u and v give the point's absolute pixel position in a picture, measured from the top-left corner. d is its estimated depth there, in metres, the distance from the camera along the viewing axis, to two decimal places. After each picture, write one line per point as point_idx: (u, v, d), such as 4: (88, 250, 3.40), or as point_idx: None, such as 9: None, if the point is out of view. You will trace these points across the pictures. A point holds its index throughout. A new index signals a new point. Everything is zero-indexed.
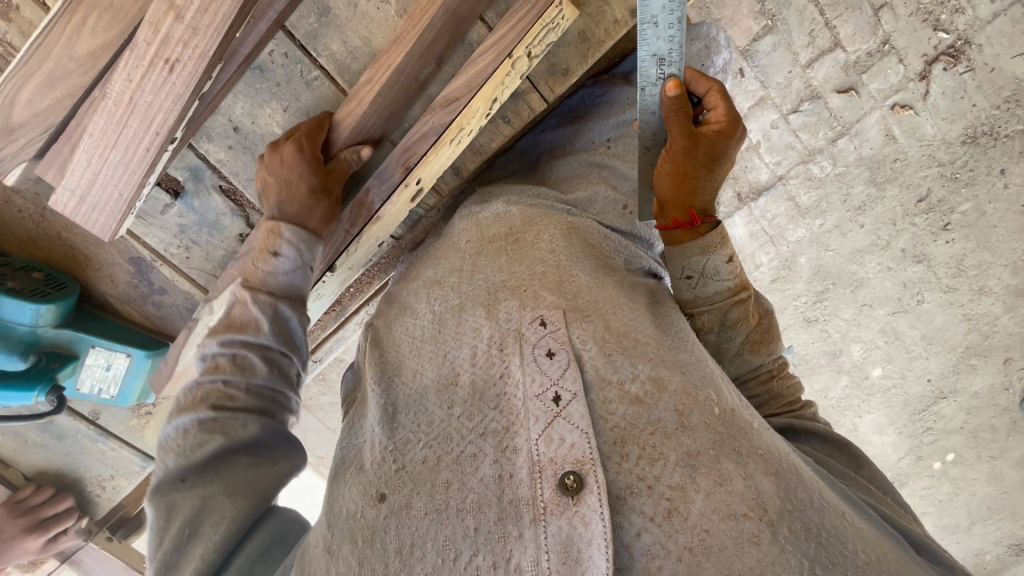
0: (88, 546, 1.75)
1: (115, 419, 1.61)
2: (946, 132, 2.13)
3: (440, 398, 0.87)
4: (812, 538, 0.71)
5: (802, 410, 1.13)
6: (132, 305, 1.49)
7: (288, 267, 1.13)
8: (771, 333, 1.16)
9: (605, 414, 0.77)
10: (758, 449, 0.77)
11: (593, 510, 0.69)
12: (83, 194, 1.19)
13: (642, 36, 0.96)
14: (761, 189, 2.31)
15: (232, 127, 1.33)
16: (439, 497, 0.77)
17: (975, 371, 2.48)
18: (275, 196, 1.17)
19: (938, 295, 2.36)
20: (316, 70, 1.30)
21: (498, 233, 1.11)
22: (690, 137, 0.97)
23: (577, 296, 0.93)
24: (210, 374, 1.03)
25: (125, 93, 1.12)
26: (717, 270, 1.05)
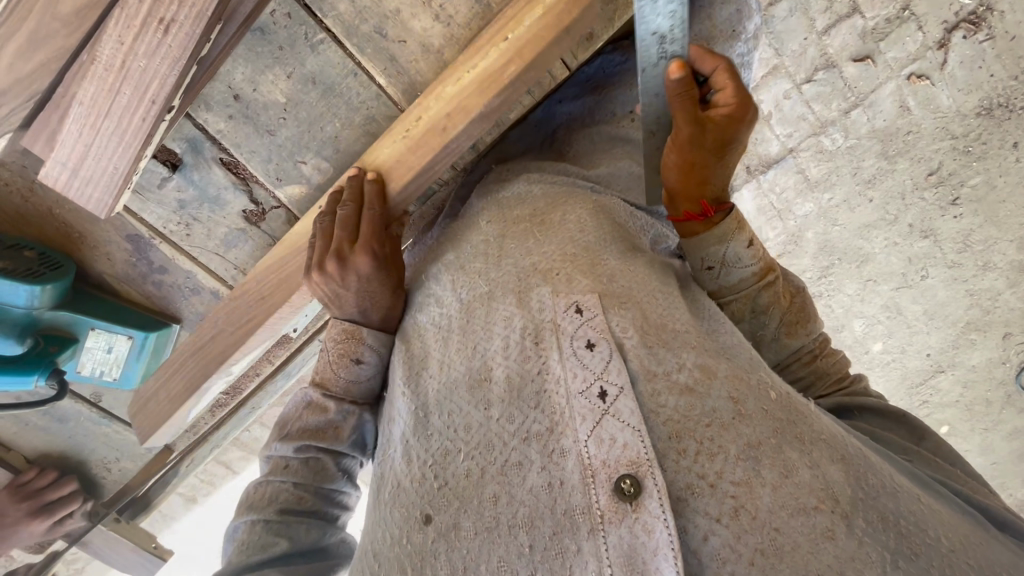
0: (97, 529, 1.71)
1: (118, 401, 1.57)
2: (960, 104, 2.05)
3: (474, 396, 0.82)
4: (890, 528, 0.66)
5: (853, 385, 1.08)
6: (132, 285, 1.42)
7: (366, 373, 1.06)
8: (806, 310, 1.11)
9: (655, 408, 0.73)
10: (820, 435, 0.74)
11: (655, 516, 0.65)
12: (76, 167, 1.11)
13: (641, 14, 0.84)
14: (771, 162, 2.24)
15: (232, 95, 1.24)
16: (487, 514, 0.73)
17: (974, 345, 2.48)
18: (355, 305, 1.06)
19: (942, 270, 2.33)
20: (321, 33, 1.20)
21: (522, 214, 1.05)
22: (697, 124, 0.90)
23: (613, 279, 0.88)
24: (282, 475, 1.01)
25: (116, 57, 1.03)
26: (739, 257, 1.00)
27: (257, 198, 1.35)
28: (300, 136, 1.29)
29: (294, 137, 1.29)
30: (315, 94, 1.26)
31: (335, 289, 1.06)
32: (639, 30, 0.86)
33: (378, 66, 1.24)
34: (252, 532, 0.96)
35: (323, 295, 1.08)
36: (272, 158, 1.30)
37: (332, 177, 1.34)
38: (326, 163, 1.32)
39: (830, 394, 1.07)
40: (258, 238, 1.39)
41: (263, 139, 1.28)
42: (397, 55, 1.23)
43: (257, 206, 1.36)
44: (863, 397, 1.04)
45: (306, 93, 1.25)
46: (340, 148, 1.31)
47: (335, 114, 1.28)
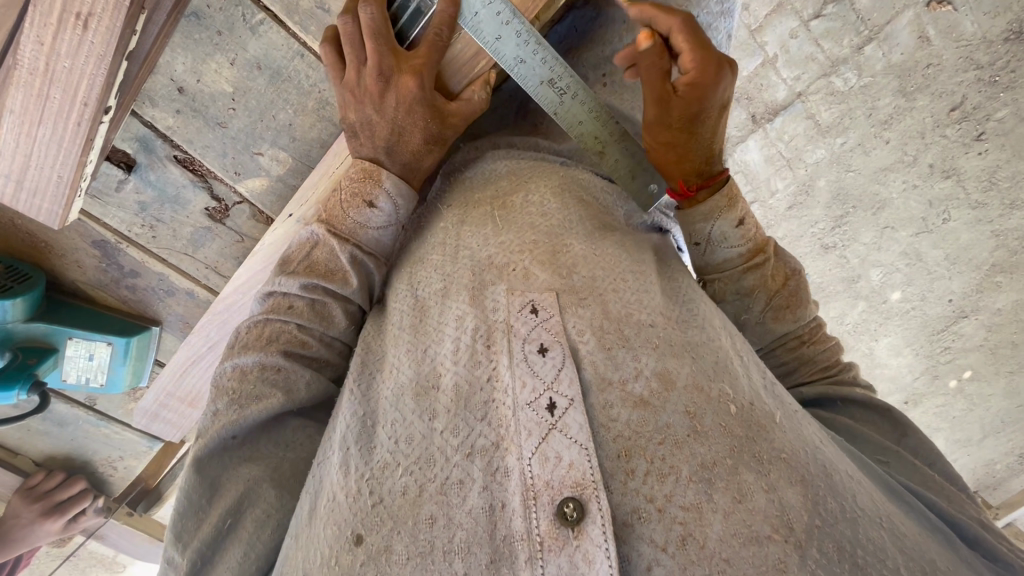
0: (111, 523, 1.79)
1: (112, 404, 1.58)
2: (986, 29, 1.89)
3: (419, 405, 0.79)
4: (846, 560, 0.65)
5: (840, 374, 1.02)
6: (106, 291, 1.40)
7: (380, 222, 0.96)
8: (797, 294, 1.02)
9: (606, 422, 0.71)
10: (781, 452, 0.72)
11: (597, 545, 0.63)
12: (20, 178, 1.08)
13: (521, 76, 1.03)
14: (778, 109, 2.11)
15: (176, 87, 1.17)
16: (422, 538, 0.69)
17: (999, 289, 2.33)
18: (387, 136, 0.98)
19: (966, 212, 2.18)
20: (260, 13, 1.13)
21: (482, 197, 0.98)
22: (661, 99, 0.96)
23: (573, 272, 0.84)
24: (285, 315, 0.91)
25: (38, 59, 0.97)
26: (725, 237, 0.98)
27: (218, 194, 1.30)
28: (252, 127, 1.22)
29: (248, 128, 1.22)
30: (264, 80, 1.18)
31: (369, 113, 0.98)
32: (530, 86, 1.04)
33: None
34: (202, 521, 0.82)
35: (352, 120, 0.99)
36: (227, 152, 1.24)
37: (292, 167, 1.28)
38: (283, 153, 1.26)
39: (815, 382, 1.02)
40: (224, 235, 1.35)
41: (215, 133, 1.22)
42: None
43: (220, 202, 1.31)
44: (849, 388, 0.99)
45: (253, 79, 1.18)
46: (296, 136, 1.24)
47: (286, 100, 1.21)
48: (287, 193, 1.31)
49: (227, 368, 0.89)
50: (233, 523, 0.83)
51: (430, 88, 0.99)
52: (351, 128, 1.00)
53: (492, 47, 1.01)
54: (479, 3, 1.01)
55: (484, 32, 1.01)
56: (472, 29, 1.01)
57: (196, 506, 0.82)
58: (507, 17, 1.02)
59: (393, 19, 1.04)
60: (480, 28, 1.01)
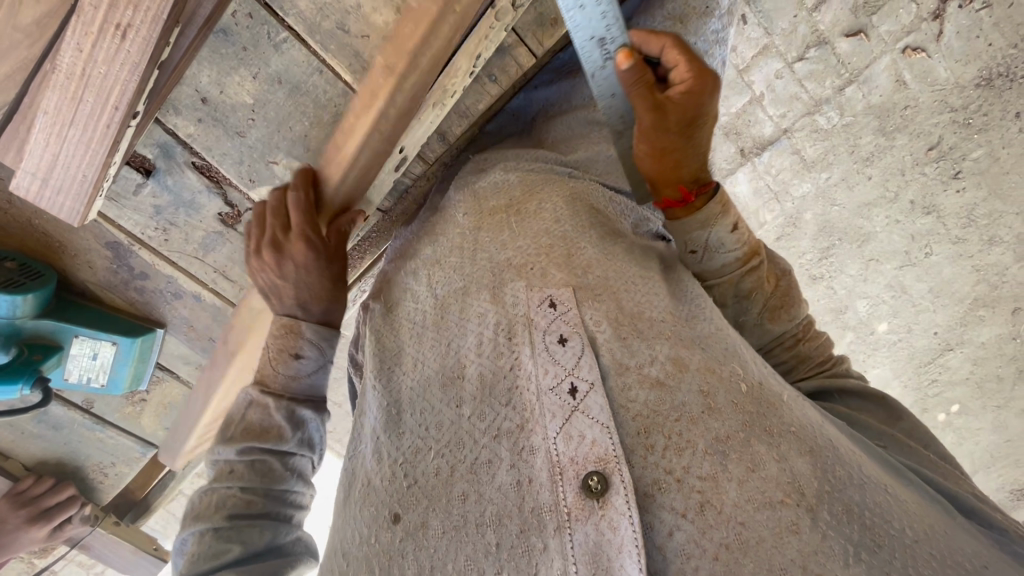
0: (96, 532, 1.74)
1: (109, 407, 1.58)
2: (958, 75, 2.01)
3: (446, 394, 0.85)
4: (855, 519, 0.69)
5: (834, 367, 1.11)
6: (115, 292, 1.44)
7: (309, 369, 1.11)
8: (789, 295, 1.12)
9: (626, 403, 0.75)
10: (790, 427, 0.76)
11: (621, 513, 0.67)
12: (46, 176, 1.12)
13: (574, 24, 0.92)
14: (765, 144, 2.22)
15: (200, 98, 1.24)
16: (455, 513, 0.76)
17: (982, 322, 2.41)
18: (292, 296, 1.12)
19: (946, 247, 2.28)
20: (284, 32, 1.20)
21: (497, 204, 1.04)
22: (656, 109, 0.92)
23: (588, 271, 0.89)
24: (227, 481, 0.99)
25: (76, 65, 1.03)
26: (722, 242, 1.00)
27: (232, 200, 1.36)
28: (270, 137, 1.29)
29: (264, 138, 1.29)
30: (283, 94, 1.26)
31: (272, 279, 1.11)
32: (579, 39, 0.93)
33: (343, 62, 1.24)
34: (202, 542, 0.93)
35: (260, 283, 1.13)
36: (244, 160, 1.30)
37: None
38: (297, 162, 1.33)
39: (812, 376, 1.11)
40: (235, 239, 1.40)
41: (233, 141, 1.29)
42: (360, 50, 1.22)
43: (233, 208, 1.37)
44: (845, 380, 1.08)
45: (273, 93, 1.26)
46: (311, 147, 1.31)
47: (303, 113, 1.28)
48: None
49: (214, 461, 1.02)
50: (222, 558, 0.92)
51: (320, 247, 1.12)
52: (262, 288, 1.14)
53: None
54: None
55: None
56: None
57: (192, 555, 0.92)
58: None
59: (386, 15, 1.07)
60: None
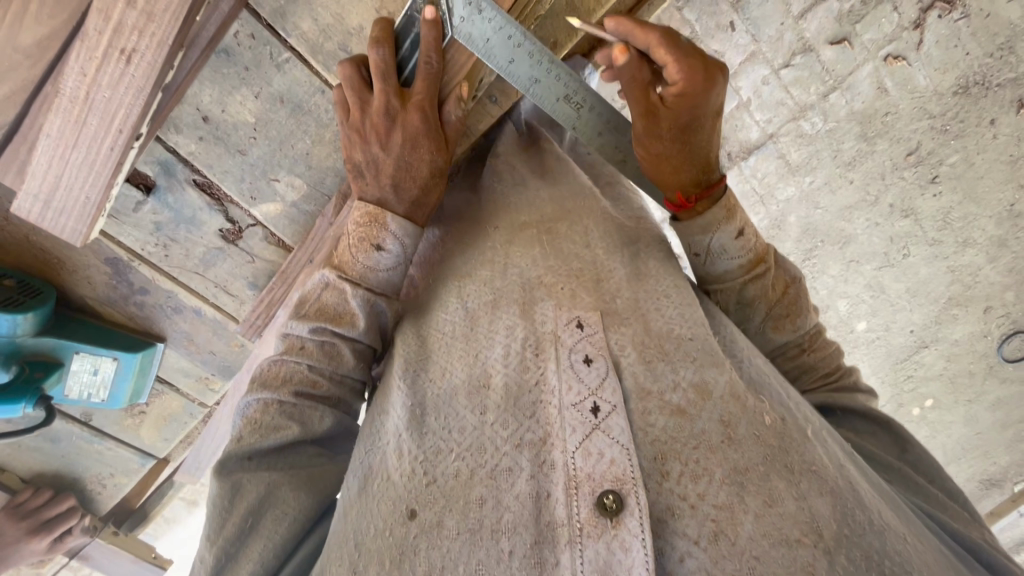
0: (95, 542, 1.75)
1: (109, 420, 1.59)
2: (936, 83, 2.05)
3: (471, 402, 0.86)
4: (873, 566, 0.72)
5: (841, 379, 1.12)
6: (113, 307, 1.44)
7: (389, 263, 0.98)
8: (798, 304, 1.11)
9: (644, 426, 0.80)
10: (812, 466, 0.79)
11: (633, 535, 0.70)
12: (48, 198, 1.12)
13: (535, 97, 1.05)
14: (752, 149, 2.27)
15: (201, 117, 1.24)
16: (471, 517, 0.75)
17: (957, 320, 2.51)
18: (391, 175, 0.99)
19: (923, 248, 2.37)
20: (286, 52, 1.21)
21: (528, 220, 1.07)
22: (648, 114, 0.98)
23: (616, 297, 0.94)
24: (298, 356, 0.95)
25: (79, 89, 1.03)
26: (724, 248, 1.02)
27: (233, 217, 1.36)
28: (271, 155, 1.30)
29: (266, 156, 1.30)
30: (284, 113, 1.27)
31: (375, 151, 0.99)
32: (547, 103, 1.06)
33: None
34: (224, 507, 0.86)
35: (357, 159, 1.00)
36: (245, 177, 1.31)
37: (306, 193, 1.35)
38: (299, 180, 1.33)
39: (817, 388, 1.12)
40: (236, 255, 1.41)
41: (235, 159, 1.29)
42: None
43: (234, 224, 1.37)
44: (850, 398, 1.08)
45: (274, 111, 1.26)
46: (312, 164, 1.32)
47: (305, 132, 1.29)
48: (300, 218, 1.38)
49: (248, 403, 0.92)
50: (254, 522, 0.85)
51: (433, 119, 1.02)
52: (356, 166, 1.01)
53: (505, 71, 1.02)
54: (489, 28, 0.99)
55: (496, 57, 1.01)
56: (484, 55, 0.99)
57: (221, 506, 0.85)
58: (518, 38, 1.01)
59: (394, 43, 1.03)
60: (493, 53, 1.00)
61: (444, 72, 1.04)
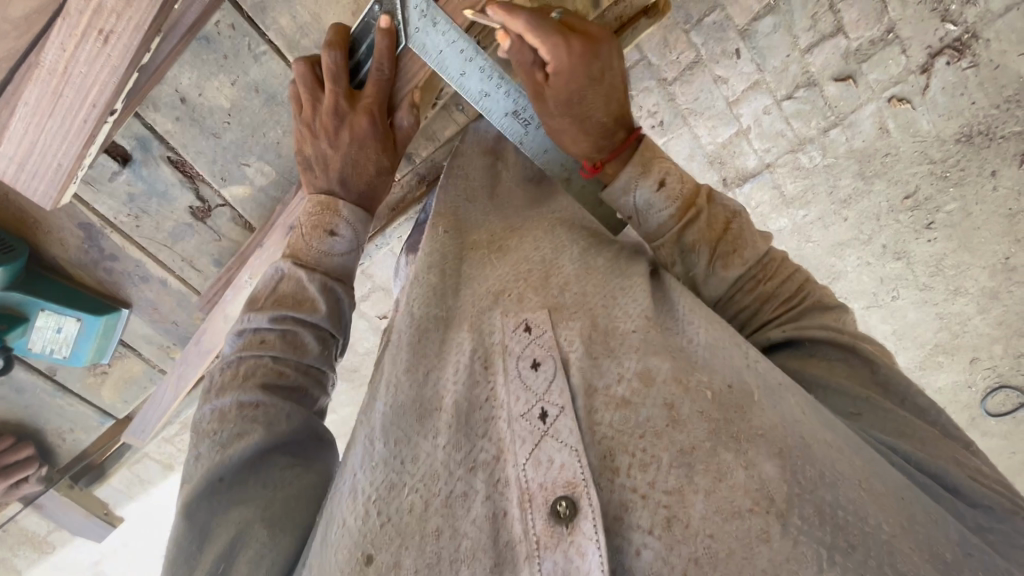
0: (50, 493, 1.83)
1: (72, 376, 1.66)
2: (940, 129, 1.99)
3: (424, 427, 0.79)
4: (828, 521, 0.63)
5: (806, 304, 0.91)
6: (84, 270, 1.50)
7: (343, 248, 1.02)
8: (743, 235, 0.95)
9: (593, 427, 0.71)
10: (761, 423, 0.69)
11: (588, 537, 0.65)
12: (22, 162, 1.19)
13: (486, 110, 1.09)
14: (748, 176, 2.16)
15: (179, 98, 1.30)
16: (429, 550, 0.71)
17: (940, 366, 2.61)
18: (338, 169, 1.04)
19: (912, 292, 2.42)
20: (264, 45, 1.27)
21: (478, 239, 0.99)
22: (534, 91, 1.00)
23: (564, 291, 0.84)
24: (258, 350, 0.92)
25: (59, 62, 1.09)
26: (649, 203, 0.96)
27: (203, 196, 1.42)
28: (243, 140, 1.36)
29: (239, 140, 1.36)
30: (259, 102, 1.32)
31: (324, 147, 1.04)
32: (495, 117, 1.09)
33: None
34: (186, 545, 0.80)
35: (308, 153, 1.05)
36: (217, 159, 1.37)
37: (274, 179, 1.41)
38: (268, 167, 1.39)
39: (781, 319, 0.91)
40: (202, 232, 1.47)
41: (208, 141, 1.35)
42: None
43: (204, 203, 1.43)
44: (812, 326, 0.87)
45: (249, 99, 1.32)
46: (282, 154, 1.38)
47: (278, 121, 1.35)
48: (267, 202, 1.44)
49: (209, 413, 0.88)
50: (226, 568, 0.79)
51: (382, 123, 1.07)
52: (307, 159, 1.06)
53: (456, 82, 1.07)
54: (443, 41, 1.05)
55: (448, 69, 1.07)
56: (437, 67, 1.06)
57: (186, 553, 0.79)
58: (471, 53, 1.06)
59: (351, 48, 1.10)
60: (446, 64, 1.06)
61: (397, 80, 1.10)
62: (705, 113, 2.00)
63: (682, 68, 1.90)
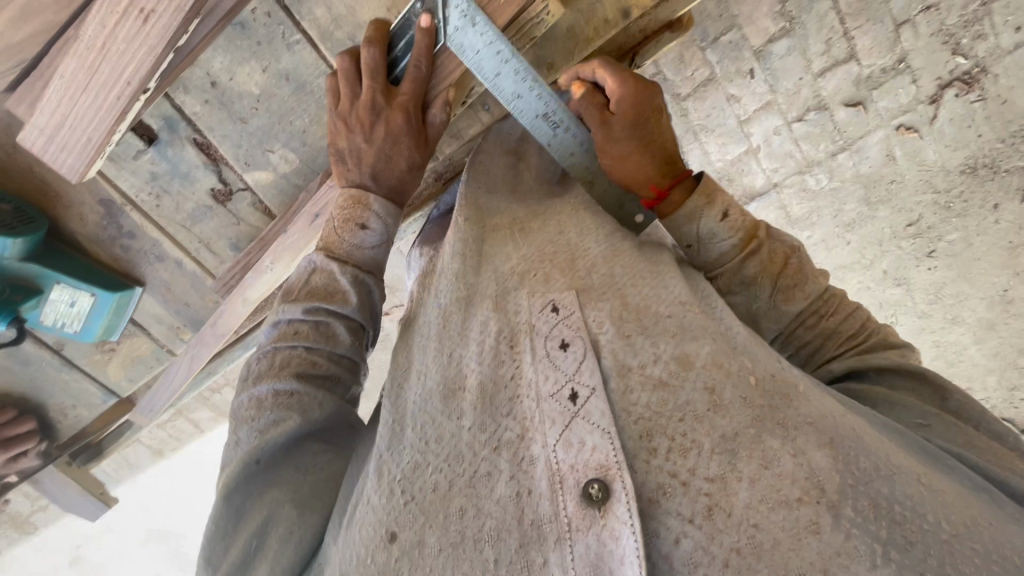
0: (48, 468, 1.87)
1: (79, 351, 1.66)
2: (946, 159, 2.03)
3: (447, 407, 0.84)
4: (882, 515, 0.64)
5: (870, 338, 0.95)
6: (101, 246, 1.51)
7: (374, 241, 1.03)
8: (805, 271, 0.99)
9: (627, 406, 0.75)
10: (808, 419, 0.72)
11: (622, 522, 0.67)
12: (52, 134, 1.20)
13: (517, 110, 1.10)
14: (755, 194, 2.20)
15: (210, 81, 1.32)
16: (453, 528, 0.75)
17: None
18: (370, 164, 1.06)
19: (913, 318, 2.49)
20: (298, 34, 1.29)
21: (500, 223, 1.03)
22: (603, 125, 1.04)
23: (591, 273, 0.88)
24: (292, 340, 0.94)
25: (98, 37, 1.11)
26: (713, 235, 1.00)
27: (226, 178, 1.43)
28: (270, 127, 1.37)
29: (265, 126, 1.37)
30: (288, 90, 1.34)
31: (358, 142, 1.06)
32: (525, 120, 1.10)
33: None
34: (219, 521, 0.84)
35: (341, 146, 1.08)
36: (242, 144, 1.38)
37: (297, 167, 1.42)
38: (292, 154, 1.41)
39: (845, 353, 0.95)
40: (222, 216, 1.48)
41: (235, 126, 1.36)
42: None
43: (225, 186, 1.44)
44: (879, 356, 0.91)
45: (279, 87, 1.34)
46: (307, 142, 1.39)
47: (305, 110, 1.36)
48: (288, 189, 1.45)
49: (248, 400, 0.91)
50: (258, 545, 0.83)
51: (415, 120, 1.10)
52: (340, 153, 1.09)
53: (490, 83, 1.07)
54: (479, 42, 1.04)
55: (483, 70, 1.06)
56: (472, 67, 1.06)
57: (223, 530, 0.84)
58: (507, 54, 1.05)
59: (388, 44, 1.13)
60: (481, 65, 1.06)
61: (432, 78, 1.13)
62: (715, 130, 2.04)
63: (696, 84, 1.94)
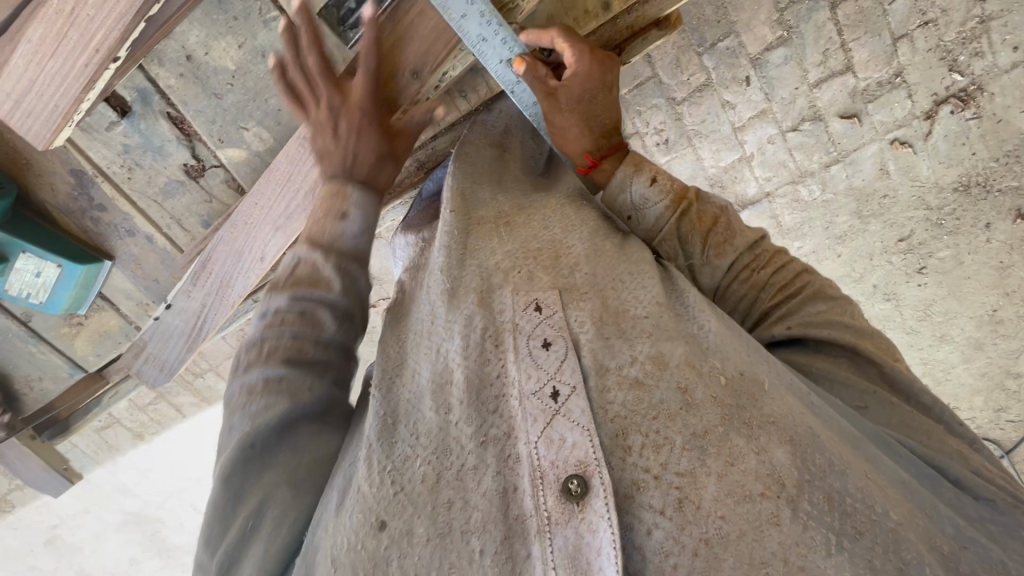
0: (11, 441, 1.84)
1: (46, 324, 1.65)
2: (939, 176, 2.01)
3: (437, 400, 0.78)
4: (835, 508, 0.64)
5: (800, 294, 0.91)
6: (71, 218, 1.50)
7: (357, 230, 0.97)
8: (733, 226, 0.98)
9: (605, 405, 0.72)
10: (770, 417, 0.70)
11: (599, 516, 0.65)
12: (19, 98, 1.20)
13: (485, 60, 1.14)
14: (746, 203, 2.14)
15: (185, 55, 1.31)
16: (442, 519, 0.71)
17: None
18: (339, 151, 1.03)
19: (899, 334, 2.43)
20: (275, 11, 1.27)
21: (485, 214, 0.98)
22: (550, 95, 1.08)
23: (574, 271, 0.85)
24: (277, 329, 0.88)
25: (67, 3, 1.12)
26: (644, 197, 1.01)
27: (199, 155, 1.42)
28: (244, 104, 1.36)
29: (239, 104, 1.35)
30: (264, 67, 1.32)
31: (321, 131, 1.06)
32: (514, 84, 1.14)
33: None
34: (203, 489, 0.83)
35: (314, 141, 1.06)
36: (215, 120, 1.37)
37: (271, 146, 1.40)
38: (267, 134, 1.38)
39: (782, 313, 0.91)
40: (194, 191, 1.46)
41: (209, 101, 1.35)
42: None
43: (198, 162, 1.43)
44: (805, 316, 0.89)
45: (255, 64, 1.32)
46: (281, 121, 1.37)
47: None
48: (261, 168, 1.43)
49: (236, 394, 0.87)
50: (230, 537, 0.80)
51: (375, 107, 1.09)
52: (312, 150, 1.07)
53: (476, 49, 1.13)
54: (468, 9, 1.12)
55: (468, 33, 1.12)
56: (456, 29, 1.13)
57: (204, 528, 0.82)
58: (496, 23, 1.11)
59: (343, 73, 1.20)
60: (465, 29, 1.12)
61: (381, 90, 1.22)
62: (709, 136, 1.99)
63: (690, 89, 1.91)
